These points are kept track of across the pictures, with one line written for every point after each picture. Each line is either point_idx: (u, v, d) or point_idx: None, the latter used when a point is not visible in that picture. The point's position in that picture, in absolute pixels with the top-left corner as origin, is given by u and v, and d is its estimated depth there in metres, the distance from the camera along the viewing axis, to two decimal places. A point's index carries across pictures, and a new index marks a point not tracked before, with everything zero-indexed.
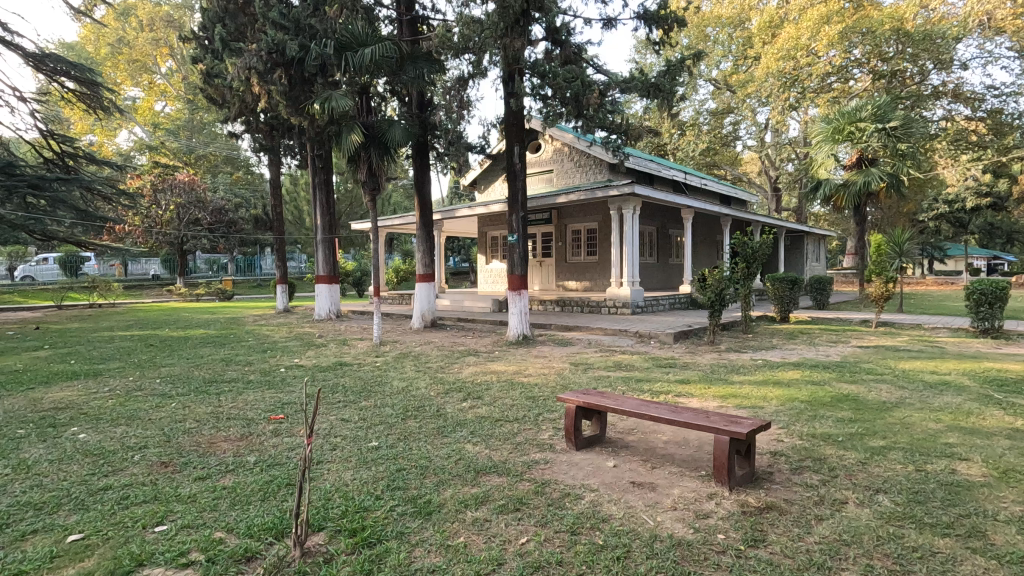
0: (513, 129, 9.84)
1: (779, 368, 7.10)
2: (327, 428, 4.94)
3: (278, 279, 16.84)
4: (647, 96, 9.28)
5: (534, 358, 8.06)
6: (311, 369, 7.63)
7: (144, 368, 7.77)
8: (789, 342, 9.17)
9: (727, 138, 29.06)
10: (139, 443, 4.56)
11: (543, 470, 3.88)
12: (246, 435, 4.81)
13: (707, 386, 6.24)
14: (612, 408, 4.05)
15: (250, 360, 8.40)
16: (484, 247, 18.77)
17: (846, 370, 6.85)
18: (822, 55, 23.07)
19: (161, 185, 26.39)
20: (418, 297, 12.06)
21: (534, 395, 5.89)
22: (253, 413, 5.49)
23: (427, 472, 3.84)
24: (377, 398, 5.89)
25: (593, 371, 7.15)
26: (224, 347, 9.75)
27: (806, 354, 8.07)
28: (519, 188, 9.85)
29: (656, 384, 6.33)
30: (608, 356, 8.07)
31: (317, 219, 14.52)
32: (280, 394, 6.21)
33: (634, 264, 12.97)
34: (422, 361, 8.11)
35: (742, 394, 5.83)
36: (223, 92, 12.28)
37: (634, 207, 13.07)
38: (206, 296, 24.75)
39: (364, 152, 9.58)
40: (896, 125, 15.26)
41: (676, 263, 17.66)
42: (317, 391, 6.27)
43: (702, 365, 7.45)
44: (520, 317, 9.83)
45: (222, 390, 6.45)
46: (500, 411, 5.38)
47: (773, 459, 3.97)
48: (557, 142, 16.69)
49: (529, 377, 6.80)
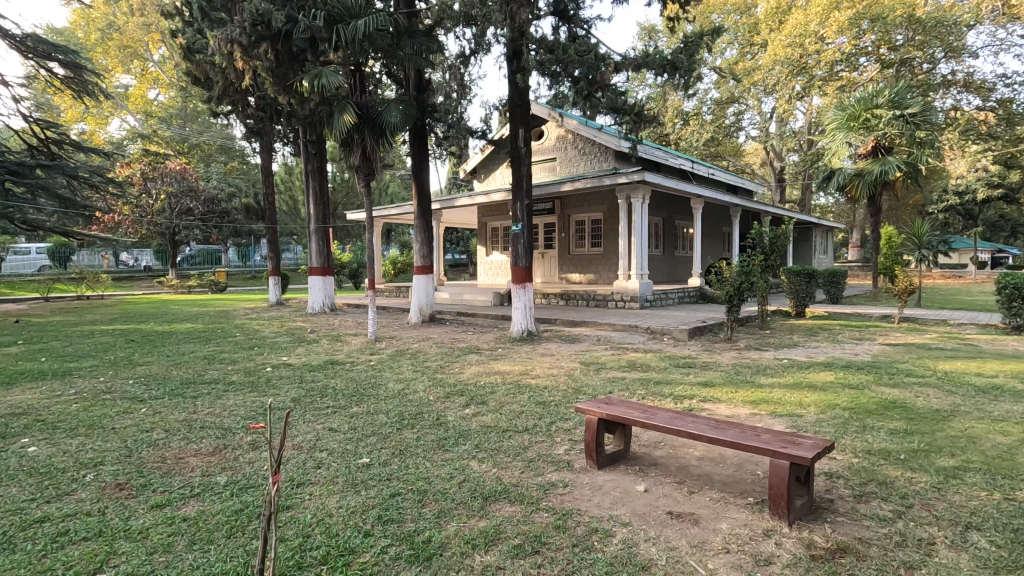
0: (518, 112, 9.20)
1: (809, 369, 6.53)
2: (313, 440, 4.35)
3: (272, 271, 16.21)
4: (663, 74, 8.60)
5: (540, 357, 7.46)
6: (299, 368, 7.04)
7: (119, 367, 7.18)
8: (812, 340, 8.59)
9: (730, 129, 28.38)
10: (94, 460, 3.97)
11: (563, 496, 3.30)
12: (218, 449, 4.22)
13: (735, 390, 5.67)
14: (642, 422, 3.47)
15: (236, 358, 7.80)
16: (484, 238, 18.16)
17: (883, 372, 6.29)
18: (831, 42, 22.27)
19: (152, 173, 25.90)
20: (415, 290, 11.45)
21: (545, 400, 5.31)
22: (230, 421, 4.89)
23: (426, 499, 3.28)
24: (370, 403, 5.31)
25: (605, 371, 6.57)
26: (209, 344, 9.16)
27: (833, 353, 7.51)
28: (524, 174, 9.21)
29: (678, 387, 5.74)
30: (621, 355, 7.48)
31: (310, 209, 13.89)
32: (262, 397, 5.62)
33: (643, 255, 12.37)
34: (420, 359, 7.51)
35: (775, 400, 5.26)
36: (207, 70, 11.64)
37: (643, 196, 12.43)
38: (198, 288, 24.17)
39: (357, 135, 8.95)
40: (915, 112, 14.72)
41: (684, 255, 17.10)
42: (303, 394, 5.68)
43: (724, 365, 6.87)
44: (524, 311, 9.22)
45: (199, 393, 5.85)
46: (507, 418, 4.80)
47: (831, 482, 3.40)
48: (561, 129, 16.06)
49: (537, 379, 6.21)
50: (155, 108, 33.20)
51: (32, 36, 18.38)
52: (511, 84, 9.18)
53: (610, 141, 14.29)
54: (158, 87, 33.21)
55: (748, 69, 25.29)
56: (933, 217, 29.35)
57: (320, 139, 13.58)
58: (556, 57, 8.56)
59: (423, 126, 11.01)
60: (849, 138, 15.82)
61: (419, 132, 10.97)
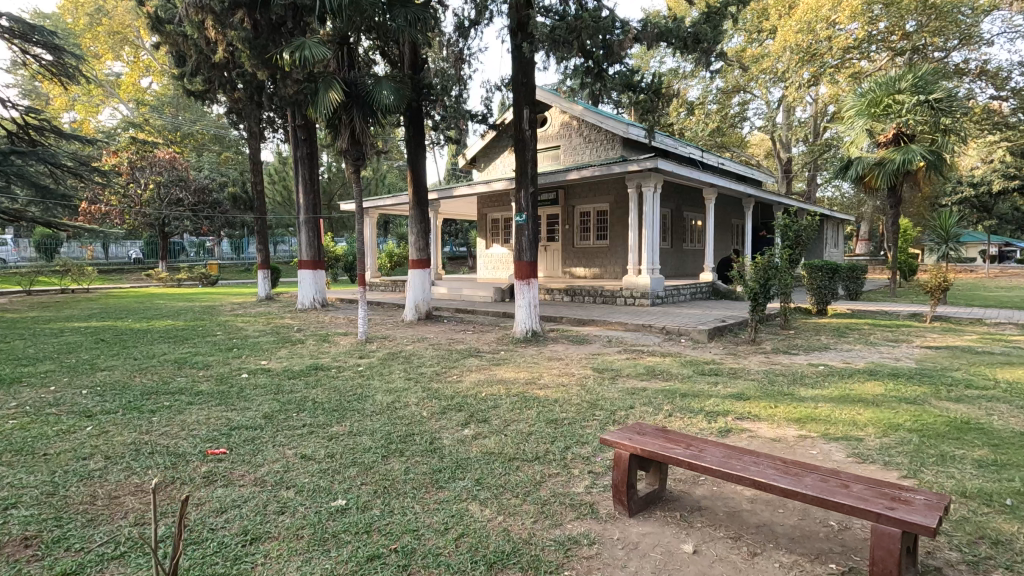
0: (523, 91, 8.38)
1: (852, 378, 5.78)
2: (279, 473, 3.59)
3: (261, 264, 15.46)
4: (683, 50, 7.85)
5: (547, 362, 6.70)
6: (278, 375, 6.29)
7: (76, 373, 6.43)
8: (844, 342, 7.87)
9: (735, 119, 27.53)
10: (6, 501, 3.22)
11: (588, 561, 2.57)
12: (163, 485, 3.47)
13: (776, 405, 4.90)
14: (689, 463, 2.75)
15: (210, 362, 7.04)
16: (484, 231, 17.42)
17: (938, 381, 5.54)
18: (843, 28, 21.28)
19: (140, 162, 25.16)
20: (411, 285, 10.67)
21: (556, 418, 4.56)
22: (187, 445, 4.13)
23: (412, 566, 2.54)
24: (353, 421, 4.57)
25: (623, 380, 5.79)
26: (184, 344, 8.42)
27: (871, 358, 6.77)
28: (529, 158, 8.41)
29: (709, 401, 4.99)
30: (637, 360, 6.72)
31: (299, 198, 13.14)
32: (229, 413, 4.87)
33: (654, 248, 11.62)
34: (414, 364, 6.75)
35: (826, 419, 4.51)
36: (178, 42, 11.00)
37: (655, 184, 11.63)
38: (188, 281, 23.49)
39: (344, 115, 8.12)
40: (940, 97, 13.91)
41: (692, 249, 16.33)
42: (277, 409, 4.93)
43: (755, 374, 6.10)
44: (528, 310, 8.47)
45: (160, 406, 5.11)
46: (514, 442, 4.06)
47: (931, 540, 2.65)
48: (566, 115, 15.27)
49: (546, 390, 5.45)
50: (147, 97, 32.24)
51: (14, 19, 17.58)
52: (515, 60, 8.36)
53: (617, 128, 13.53)
54: (150, 75, 31.65)
55: (756, 56, 24.26)
56: (944, 209, 28.54)
57: (309, 123, 12.80)
58: (568, 25, 7.60)
59: (419, 108, 10.19)
60: (869, 125, 14.93)
61: (414, 114, 10.16)
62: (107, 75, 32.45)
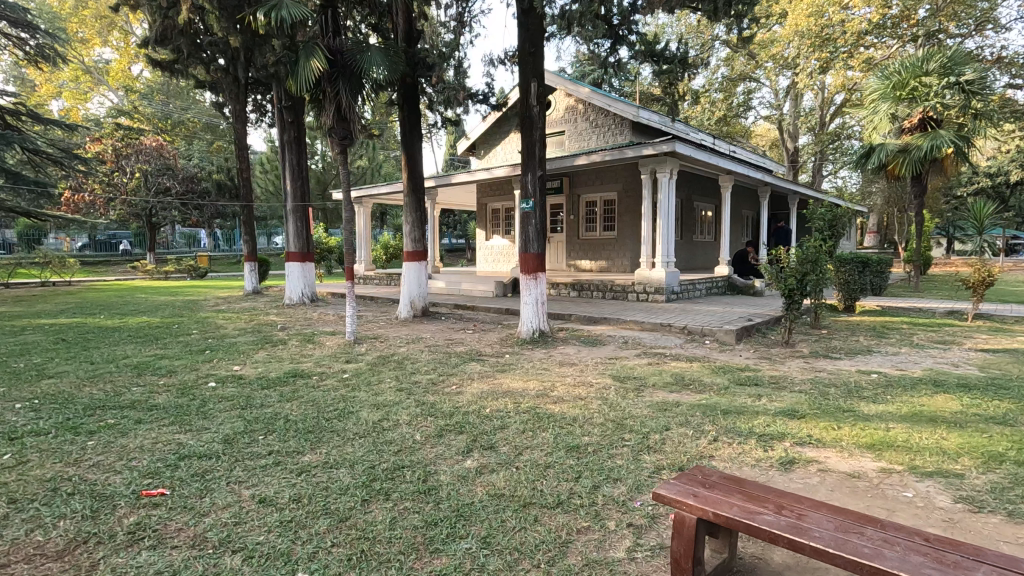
0: (530, 62, 7.49)
1: (915, 390, 4.96)
2: (226, 528, 2.77)
3: (248, 256, 14.54)
4: (712, 14, 7.10)
5: (559, 369, 5.88)
6: (250, 384, 5.43)
7: (17, 381, 5.59)
8: (888, 345, 7.06)
9: (741, 108, 26.51)
10: None
11: None
12: (71, 545, 2.64)
13: (839, 427, 4.08)
14: (788, 541, 1.92)
15: (175, 367, 6.19)
16: (484, 222, 16.59)
17: (1021, 396, 4.72)
18: (857, 12, 20.14)
19: (126, 150, 24.27)
20: (406, 278, 9.80)
21: (577, 445, 3.74)
22: (120, 483, 3.28)
23: None
24: (331, 448, 3.75)
25: (649, 393, 4.96)
26: (152, 345, 7.58)
27: (926, 364, 5.97)
28: (536, 140, 7.58)
29: (757, 421, 4.18)
30: (660, 367, 5.88)
31: (285, 184, 12.26)
32: (181, 436, 4.03)
33: (670, 240, 10.78)
34: (408, 370, 5.90)
35: (905, 446, 3.71)
36: (144, 8, 10.01)
37: (671, 169, 10.76)
38: (176, 273, 22.66)
39: (329, 87, 7.18)
40: (971, 79, 12.99)
41: (702, 241, 15.49)
42: (241, 431, 4.11)
43: (801, 384, 5.28)
44: (535, 308, 7.64)
45: (101, 426, 4.26)
46: (528, 480, 3.24)
47: None
48: (571, 98, 14.38)
49: (562, 405, 4.62)
50: (136, 83, 31.10)
51: None
52: (522, 27, 7.49)
53: (627, 110, 12.72)
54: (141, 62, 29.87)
55: (766, 40, 23.17)
56: (956, 202, 27.70)
57: (296, 104, 11.93)
58: None
59: (413, 84, 9.30)
60: (894, 109, 14.03)
61: (408, 92, 9.29)
62: (94, 62, 31.32)
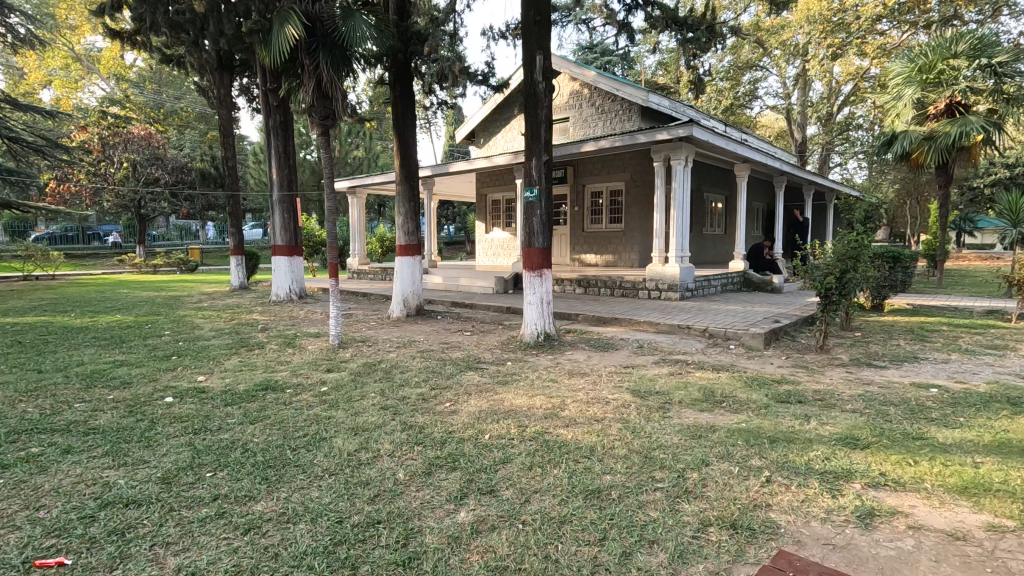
0: (534, 33, 6.71)
1: (988, 410, 4.22)
2: None
3: (235, 250, 13.76)
4: None
5: (569, 381, 5.12)
6: (213, 400, 4.68)
7: None
8: (936, 350, 6.31)
9: (748, 98, 25.62)
10: None
11: None
12: None
13: (916, 462, 3.33)
14: None
15: (131, 378, 5.43)
16: (484, 214, 15.84)
17: None
18: None
19: (113, 139, 23.43)
20: (398, 274, 9.00)
21: (598, 489, 2.98)
22: (8, 548, 2.52)
23: None
24: (290, 494, 3.00)
25: (678, 413, 4.23)
26: (114, 350, 6.81)
27: (987, 375, 5.22)
28: (542, 120, 6.79)
29: (813, 453, 3.44)
30: (685, 379, 5.12)
31: (271, 173, 11.50)
32: (111, 474, 3.28)
33: (683, 232, 10.02)
34: (396, 383, 5.14)
35: (1007, 490, 2.97)
36: None
37: (685, 156, 9.97)
38: (165, 267, 21.90)
39: (308, 58, 6.40)
40: (1003, 61, 12.33)
41: (713, 234, 14.68)
42: (187, 466, 3.35)
43: (852, 400, 4.53)
44: (540, 308, 6.89)
45: (19, 458, 3.50)
46: (538, 544, 2.50)
47: None
48: (576, 83, 13.59)
49: (575, 430, 3.86)
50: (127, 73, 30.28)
51: None
52: None
53: (635, 95, 11.95)
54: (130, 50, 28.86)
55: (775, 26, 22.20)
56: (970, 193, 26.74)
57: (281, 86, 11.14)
58: None
59: (405, 60, 8.51)
60: (920, 94, 13.18)
61: (400, 68, 8.52)
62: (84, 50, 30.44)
